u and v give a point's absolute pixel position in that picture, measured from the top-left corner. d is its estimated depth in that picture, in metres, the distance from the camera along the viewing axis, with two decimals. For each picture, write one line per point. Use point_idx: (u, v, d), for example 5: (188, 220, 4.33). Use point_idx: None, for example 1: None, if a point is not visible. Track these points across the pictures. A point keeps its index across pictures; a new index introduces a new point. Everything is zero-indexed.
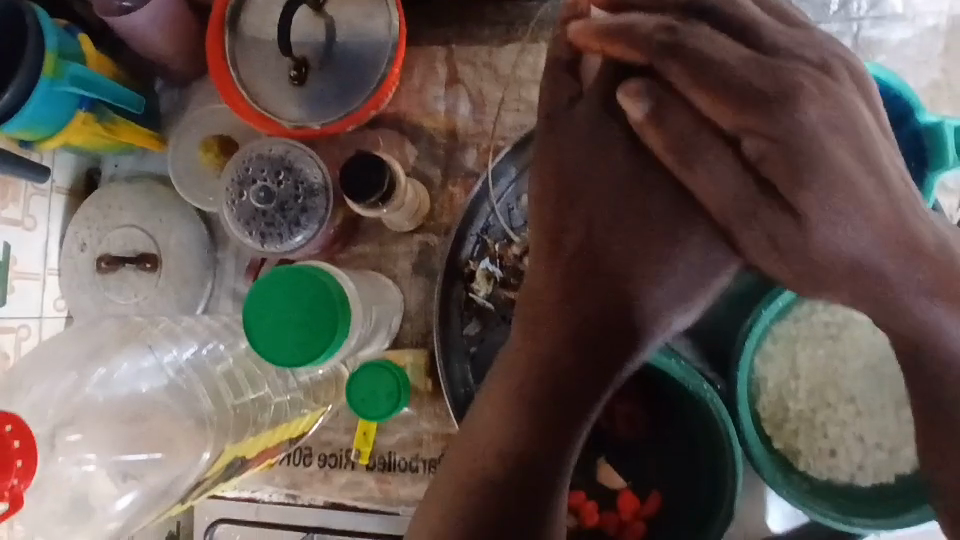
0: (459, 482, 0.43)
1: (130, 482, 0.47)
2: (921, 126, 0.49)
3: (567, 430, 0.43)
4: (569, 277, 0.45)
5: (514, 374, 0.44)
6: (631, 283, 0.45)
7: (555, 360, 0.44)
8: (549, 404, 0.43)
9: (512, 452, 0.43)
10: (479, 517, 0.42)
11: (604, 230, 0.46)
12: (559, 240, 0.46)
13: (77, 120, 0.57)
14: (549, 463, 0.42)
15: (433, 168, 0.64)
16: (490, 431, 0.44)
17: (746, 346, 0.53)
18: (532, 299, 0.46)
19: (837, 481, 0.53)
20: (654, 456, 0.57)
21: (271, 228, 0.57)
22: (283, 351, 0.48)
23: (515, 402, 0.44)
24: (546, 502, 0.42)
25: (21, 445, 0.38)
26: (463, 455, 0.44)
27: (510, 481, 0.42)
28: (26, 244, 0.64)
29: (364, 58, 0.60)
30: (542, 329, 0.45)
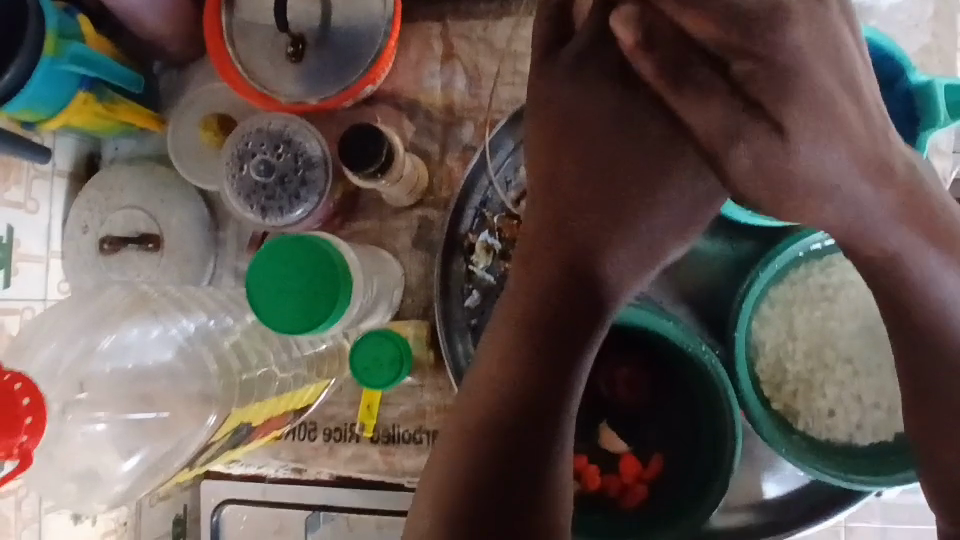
0: (461, 439, 0.42)
1: (135, 442, 0.48)
2: (913, 87, 0.49)
3: (566, 380, 0.43)
4: (561, 233, 0.46)
5: (510, 330, 0.44)
6: (618, 239, 0.46)
7: (550, 312, 0.44)
8: (551, 339, 0.44)
9: (514, 405, 0.42)
10: (486, 470, 0.41)
11: (591, 190, 0.47)
12: (546, 203, 0.47)
13: (76, 99, 0.57)
14: (552, 412, 0.42)
15: (430, 142, 0.64)
16: (493, 368, 0.44)
17: (744, 307, 0.53)
18: (523, 258, 0.47)
19: (836, 441, 0.54)
20: (655, 424, 0.59)
21: (272, 201, 0.57)
22: (285, 319, 0.49)
23: (518, 338, 0.44)
24: (552, 451, 0.41)
25: (31, 403, 0.36)
26: (462, 414, 0.44)
27: (514, 433, 0.42)
28: (29, 226, 0.62)
29: (361, 34, 0.60)
30: (536, 285, 0.45)
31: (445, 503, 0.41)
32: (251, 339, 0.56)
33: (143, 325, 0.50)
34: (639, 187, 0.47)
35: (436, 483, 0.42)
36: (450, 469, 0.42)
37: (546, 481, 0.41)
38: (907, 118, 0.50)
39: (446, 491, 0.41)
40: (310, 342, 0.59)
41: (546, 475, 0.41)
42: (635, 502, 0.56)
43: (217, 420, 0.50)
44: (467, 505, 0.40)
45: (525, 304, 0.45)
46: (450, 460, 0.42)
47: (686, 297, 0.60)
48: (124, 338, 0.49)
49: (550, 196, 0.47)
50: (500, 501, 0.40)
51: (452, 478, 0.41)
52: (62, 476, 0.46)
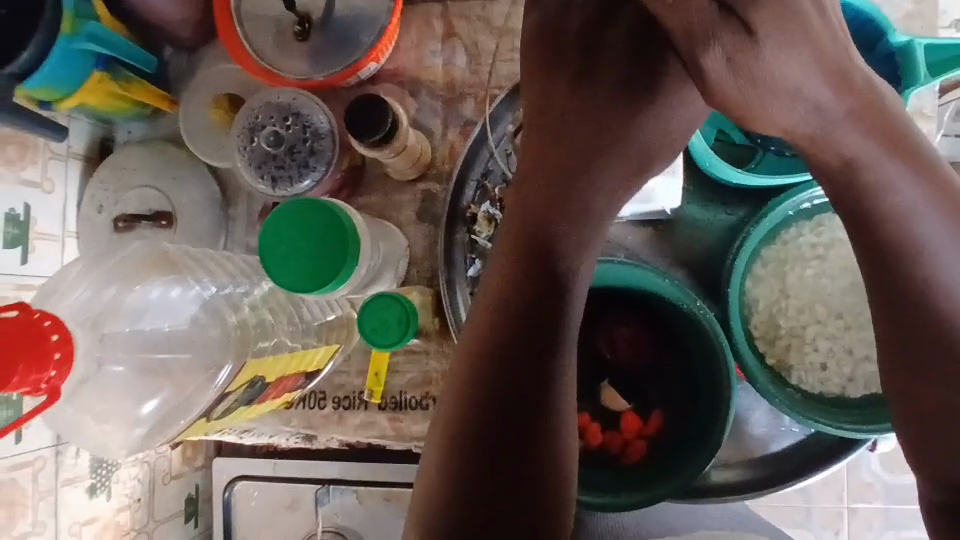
0: (462, 393, 0.43)
1: (156, 386, 0.49)
2: (893, 48, 0.52)
3: (562, 331, 0.44)
4: (550, 191, 0.47)
5: (503, 286, 0.45)
6: (606, 195, 0.48)
7: (543, 268, 0.45)
8: (540, 285, 0.45)
9: (513, 358, 0.43)
10: (491, 422, 0.42)
11: (576, 149, 0.48)
12: (535, 163, 0.49)
13: (92, 78, 0.60)
14: (550, 362, 0.43)
15: (432, 118, 0.67)
16: (489, 307, 0.45)
17: (738, 263, 0.55)
18: (513, 218, 0.48)
19: (828, 393, 0.56)
20: (654, 380, 0.62)
21: (282, 171, 0.61)
22: (295, 276, 0.51)
23: (514, 276, 0.45)
24: (553, 400, 0.43)
25: (60, 338, 0.38)
26: (460, 368, 0.44)
27: (516, 384, 0.43)
28: (45, 206, 0.64)
29: (365, 14, 0.62)
30: (527, 241, 0.46)
31: (452, 456, 0.42)
32: (271, 304, 0.58)
33: (163, 284, 0.51)
34: (625, 145, 0.48)
35: (442, 437, 0.43)
36: (454, 423, 0.43)
37: (550, 429, 0.42)
38: (891, 77, 0.53)
39: (452, 445, 0.42)
40: (318, 316, 0.62)
41: (550, 423, 0.42)
42: (635, 458, 0.58)
43: (231, 370, 0.52)
44: (474, 456, 0.42)
45: (516, 260, 0.46)
46: (453, 414, 0.43)
47: (680, 262, 0.62)
48: (145, 296, 0.50)
49: (540, 157, 0.49)
50: (506, 451, 0.42)
51: (457, 431, 0.42)
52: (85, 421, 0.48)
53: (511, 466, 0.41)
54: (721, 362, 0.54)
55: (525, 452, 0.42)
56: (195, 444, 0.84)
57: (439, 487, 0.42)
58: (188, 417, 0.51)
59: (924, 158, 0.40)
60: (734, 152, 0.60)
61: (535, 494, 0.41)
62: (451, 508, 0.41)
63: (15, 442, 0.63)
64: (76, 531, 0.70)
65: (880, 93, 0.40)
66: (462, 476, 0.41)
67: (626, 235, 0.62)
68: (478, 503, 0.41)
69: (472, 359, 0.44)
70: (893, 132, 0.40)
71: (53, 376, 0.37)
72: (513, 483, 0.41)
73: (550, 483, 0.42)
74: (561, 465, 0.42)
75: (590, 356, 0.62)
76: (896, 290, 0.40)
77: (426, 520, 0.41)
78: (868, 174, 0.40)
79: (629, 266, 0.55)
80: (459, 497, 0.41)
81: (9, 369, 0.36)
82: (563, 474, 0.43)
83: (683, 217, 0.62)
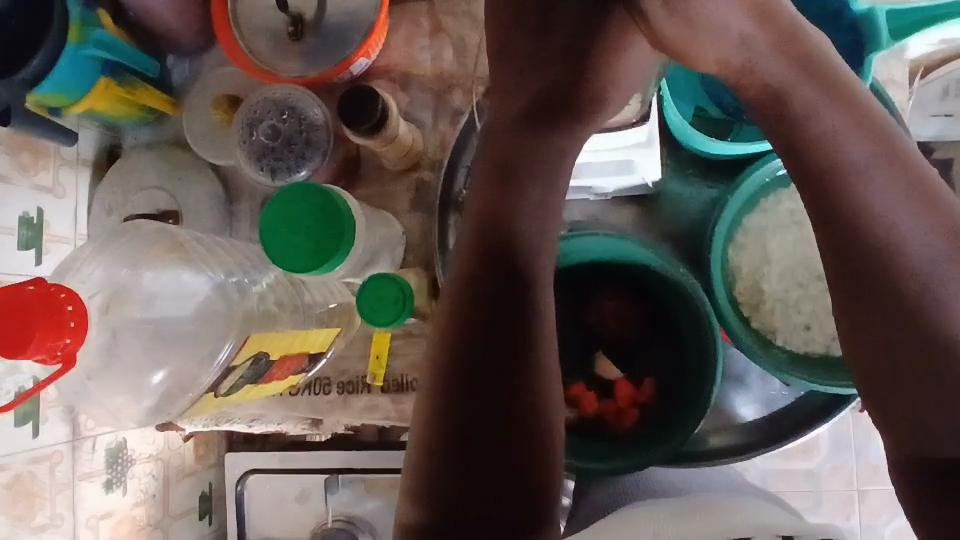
0: (444, 375, 0.44)
1: (160, 359, 0.53)
2: (856, 16, 0.54)
3: (538, 304, 0.46)
4: (511, 172, 0.48)
5: (472, 267, 0.46)
6: (566, 168, 0.49)
7: (512, 246, 0.46)
8: (508, 256, 0.46)
9: (491, 336, 0.45)
10: (476, 401, 0.43)
11: (532, 122, 0.47)
12: (495, 141, 0.49)
13: (100, 83, 0.63)
14: (529, 337, 0.45)
15: (423, 111, 0.69)
16: (462, 279, 0.46)
17: (718, 231, 0.58)
18: (479, 201, 0.48)
19: (814, 352, 0.58)
20: (645, 348, 0.65)
21: (280, 162, 0.65)
22: (293, 255, 0.54)
23: (482, 249, 0.46)
24: (535, 372, 0.45)
25: (75, 310, 0.42)
26: (440, 352, 0.45)
27: (497, 361, 0.44)
28: (57, 210, 0.67)
29: (355, 14, 0.65)
30: (492, 222, 0.47)
31: (439, 437, 0.43)
32: (277, 293, 0.61)
33: (171, 269, 0.54)
34: (581, 116, 0.47)
35: (427, 420, 0.44)
36: (439, 405, 0.44)
37: (535, 401, 0.44)
38: (853, 46, 0.55)
39: (439, 428, 0.43)
40: (321, 301, 0.64)
41: (535, 395, 0.44)
42: (629, 425, 0.60)
43: (232, 346, 0.54)
44: (462, 434, 0.43)
45: (483, 241, 0.47)
46: (437, 397, 0.44)
47: (667, 236, 0.64)
48: (156, 281, 0.53)
49: (497, 135, 0.49)
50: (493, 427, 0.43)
51: (442, 413, 0.43)
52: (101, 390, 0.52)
53: (499, 440, 0.43)
54: (708, 330, 0.56)
55: (511, 425, 0.43)
56: (207, 443, 0.85)
57: (429, 468, 0.42)
58: (189, 394, 0.54)
59: (844, 98, 0.41)
60: (713, 128, 0.63)
61: (524, 465, 0.43)
62: (443, 489, 0.42)
63: (32, 437, 0.62)
64: (94, 524, 0.69)
65: (818, 48, 0.43)
66: (452, 455, 0.42)
67: (613, 213, 0.64)
68: (470, 480, 0.42)
69: (450, 342, 0.45)
70: (828, 80, 0.41)
71: (68, 343, 0.42)
72: (501, 457, 0.42)
73: (539, 453, 0.43)
74: (547, 434, 0.44)
75: (581, 328, 0.65)
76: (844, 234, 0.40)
77: (418, 503, 0.42)
78: (810, 116, 0.41)
79: (610, 238, 0.58)
80: (450, 476, 0.42)
81: (27, 335, 0.40)
82: (551, 442, 0.44)
83: (667, 193, 0.64)
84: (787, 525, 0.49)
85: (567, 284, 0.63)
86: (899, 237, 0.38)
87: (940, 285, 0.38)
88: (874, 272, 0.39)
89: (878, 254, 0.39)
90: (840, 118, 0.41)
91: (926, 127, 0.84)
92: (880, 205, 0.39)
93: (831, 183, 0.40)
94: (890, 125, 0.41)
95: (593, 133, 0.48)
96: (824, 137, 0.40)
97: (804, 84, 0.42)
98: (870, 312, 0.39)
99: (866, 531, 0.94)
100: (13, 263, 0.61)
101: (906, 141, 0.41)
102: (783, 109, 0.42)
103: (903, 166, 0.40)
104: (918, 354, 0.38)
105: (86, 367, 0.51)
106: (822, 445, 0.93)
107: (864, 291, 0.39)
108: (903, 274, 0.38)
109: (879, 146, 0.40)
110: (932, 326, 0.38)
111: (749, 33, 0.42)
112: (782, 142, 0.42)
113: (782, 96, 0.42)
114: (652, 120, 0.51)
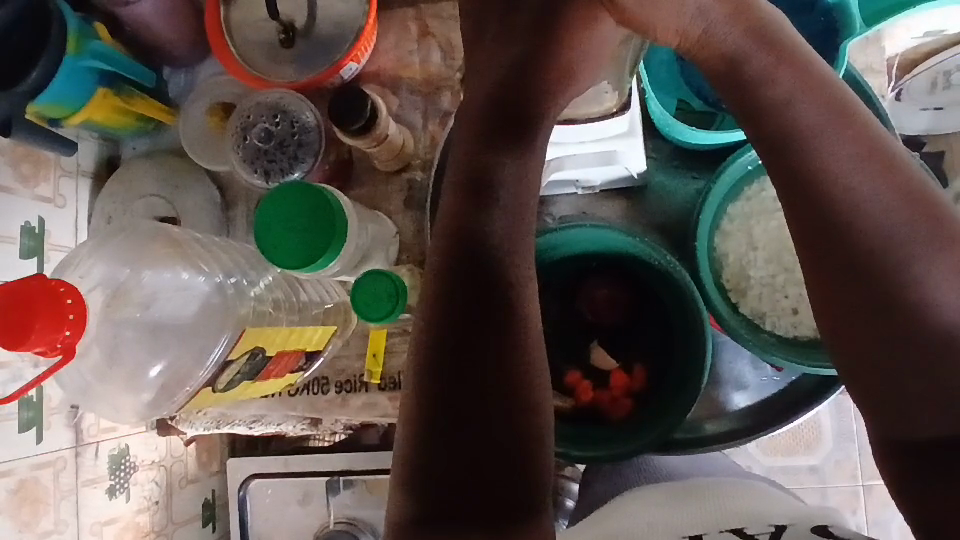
0: (427, 365, 0.45)
1: (158, 354, 0.54)
2: (831, 5, 0.57)
3: (518, 289, 0.46)
4: (482, 157, 0.48)
5: (448, 252, 0.46)
6: (539, 150, 0.49)
7: (488, 231, 0.46)
8: (483, 246, 0.46)
9: (473, 322, 0.45)
10: (461, 388, 0.44)
11: (501, 107, 0.48)
12: (465, 125, 0.49)
13: (99, 94, 0.65)
14: (511, 322, 0.45)
15: (414, 113, 0.70)
16: (438, 271, 0.46)
17: (703, 221, 0.59)
18: (451, 185, 0.48)
19: (803, 336, 0.59)
20: (637, 337, 0.65)
21: (273, 164, 0.67)
22: (287, 254, 0.55)
23: (456, 240, 0.46)
24: (519, 356, 0.45)
25: (74, 301, 0.45)
26: (420, 342, 0.45)
27: (479, 349, 0.44)
28: (58, 219, 0.68)
29: (346, 21, 0.67)
30: (467, 205, 0.47)
31: (426, 427, 0.44)
32: (275, 292, 0.62)
33: (172, 270, 0.56)
34: (547, 105, 0.48)
35: (412, 411, 0.44)
36: (424, 394, 0.44)
37: (520, 387, 0.44)
38: (828, 32, 0.58)
39: (425, 417, 0.44)
40: (318, 299, 0.65)
41: (519, 379, 0.45)
42: (622, 414, 0.61)
43: (227, 340, 0.55)
44: (448, 424, 0.43)
45: (459, 227, 0.47)
46: (421, 386, 0.44)
47: (654, 226, 0.66)
48: (156, 280, 0.54)
49: (467, 117, 0.49)
50: (478, 415, 0.43)
51: (427, 402, 0.44)
52: (103, 380, 0.54)
53: (486, 427, 0.43)
54: (697, 315, 0.56)
55: (498, 413, 0.44)
56: (209, 450, 0.85)
57: (414, 459, 0.43)
58: (187, 387, 0.56)
59: (799, 63, 0.42)
60: (693, 119, 0.64)
61: (510, 451, 0.43)
62: (432, 478, 0.43)
63: (36, 442, 0.62)
64: (97, 531, 0.69)
65: (775, 22, 0.43)
66: (439, 446, 0.43)
67: (601, 206, 0.66)
68: (457, 468, 0.43)
69: (430, 330, 0.45)
70: (787, 54, 0.42)
71: (68, 336, 0.45)
72: (487, 445, 0.43)
73: (527, 440, 0.44)
74: (535, 420, 0.45)
75: (574, 319, 0.66)
76: (813, 209, 0.40)
77: (405, 495, 0.43)
78: (771, 91, 0.42)
79: (598, 228, 0.58)
80: (437, 465, 0.43)
81: (28, 327, 0.43)
82: (538, 427, 0.45)
83: (653, 185, 0.65)
84: (782, 514, 0.48)
85: (556, 275, 0.65)
86: (859, 200, 0.39)
87: (901, 248, 0.39)
88: (838, 236, 0.40)
89: (839, 217, 0.39)
90: (795, 83, 0.41)
91: (915, 120, 0.81)
92: (839, 167, 0.40)
93: (789, 148, 0.41)
94: (845, 90, 0.42)
95: (556, 118, 0.49)
96: (780, 101, 0.42)
97: (760, 49, 0.42)
98: (838, 283, 0.40)
99: (874, 525, 0.93)
100: (15, 272, 0.61)
101: (865, 108, 0.42)
102: (739, 74, 0.43)
103: (858, 130, 0.40)
104: (885, 325, 0.39)
105: (89, 365, 0.53)
106: (826, 440, 0.93)
107: (831, 259, 0.40)
108: (866, 236, 0.39)
109: (837, 117, 0.41)
110: (895, 291, 0.39)
111: (708, 5, 0.43)
112: (748, 120, 0.43)
113: (739, 67, 0.43)
114: (633, 109, 0.52)
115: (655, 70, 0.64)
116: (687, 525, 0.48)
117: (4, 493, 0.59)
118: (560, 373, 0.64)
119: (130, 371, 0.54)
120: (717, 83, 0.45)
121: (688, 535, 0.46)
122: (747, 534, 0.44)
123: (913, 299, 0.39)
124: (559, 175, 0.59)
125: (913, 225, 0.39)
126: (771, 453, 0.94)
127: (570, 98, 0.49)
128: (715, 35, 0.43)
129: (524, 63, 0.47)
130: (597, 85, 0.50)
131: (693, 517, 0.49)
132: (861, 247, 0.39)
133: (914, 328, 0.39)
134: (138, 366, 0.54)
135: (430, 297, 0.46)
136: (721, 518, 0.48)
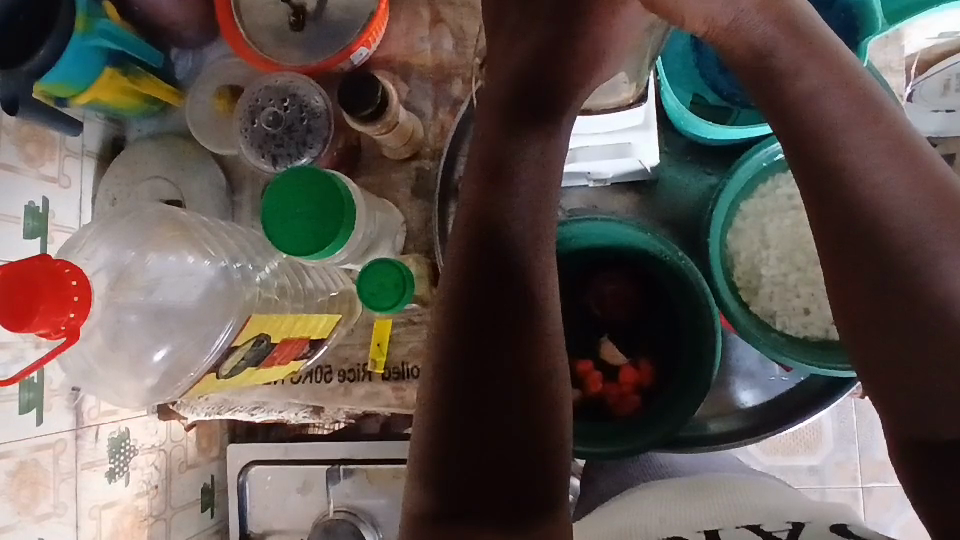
0: (444, 357, 0.44)
1: (162, 339, 0.54)
2: (851, 2, 0.56)
3: (537, 279, 0.46)
4: (503, 144, 0.47)
5: (467, 240, 0.46)
6: (561, 138, 0.48)
7: (507, 221, 0.46)
8: (501, 237, 0.46)
9: (491, 313, 0.44)
10: (478, 381, 0.43)
11: (522, 95, 0.47)
12: (484, 112, 0.48)
13: (105, 74, 0.63)
14: (530, 314, 0.45)
15: (423, 100, 0.69)
16: (457, 260, 0.46)
17: (717, 216, 0.58)
18: (470, 173, 0.48)
19: (813, 336, 0.58)
20: (645, 332, 0.65)
21: (281, 149, 0.66)
22: (289, 238, 0.54)
23: (475, 229, 0.46)
24: (537, 349, 0.44)
25: (77, 284, 0.45)
26: (439, 331, 0.45)
27: (498, 340, 0.44)
28: (62, 200, 0.67)
29: (357, 5, 0.66)
30: (486, 196, 0.46)
31: (443, 419, 0.43)
32: (280, 279, 0.61)
33: (178, 254, 0.55)
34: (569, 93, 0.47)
35: (428, 404, 0.44)
36: (442, 384, 0.44)
37: (538, 380, 0.44)
38: (849, 30, 0.57)
39: (441, 410, 0.43)
40: (322, 287, 0.65)
41: (536, 371, 0.44)
42: (629, 410, 0.61)
43: (233, 326, 0.54)
44: (466, 415, 0.43)
45: (479, 215, 0.46)
46: (437, 379, 0.44)
47: (665, 222, 0.65)
48: (160, 265, 0.54)
49: (486, 104, 0.48)
50: (495, 408, 0.43)
51: (444, 393, 0.43)
52: (105, 364, 0.53)
53: (502, 421, 0.43)
54: (707, 312, 0.56)
55: (517, 404, 0.43)
56: (209, 435, 0.84)
57: (430, 450, 0.43)
58: (190, 373, 0.55)
59: (826, 56, 0.41)
60: (709, 112, 0.63)
61: (528, 443, 0.43)
62: (448, 470, 0.42)
63: (36, 425, 0.62)
64: (96, 515, 0.69)
65: (804, 13, 0.42)
66: (457, 442, 0.42)
67: (612, 201, 0.65)
68: (474, 462, 0.42)
69: (448, 322, 0.45)
70: (816, 46, 0.41)
71: (72, 318, 0.45)
72: (504, 437, 0.43)
73: (544, 433, 0.43)
74: (554, 412, 0.44)
75: (582, 315, 0.66)
76: (841, 209, 0.39)
77: (421, 485, 0.42)
78: (800, 84, 0.41)
79: (611, 221, 0.58)
80: (455, 457, 0.42)
81: (31, 309, 0.43)
82: (556, 419, 0.44)
83: (664, 180, 0.65)
84: (802, 510, 0.47)
85: (566, 267, 0.64)
86: (888, 198, 0.39)
87: (929, 246, 0.38)
88: (865, 236, 0.39)
89: (865, 215, 0.39)
90: (824, 75, 0.41)
91: (925, 120, 0.81)
92: (869, 163, 0.39)
93: (816, 144, 0.40)
94: (873, 84, 0.41)
95: (578, 108, 0.48)
96: (807, 95, 0.41)
97: (788, 41, 0.41)
98: (863, 283, 0.39)
99: (874, 527, 0.93)
100: (16, 251, 0.61)
101: (892, 103, 0.41)
102: (766, 66, 0.42)
103: (888, 126, 0.40)
104: (909, 327, 0.38)
105: (92, 349, 0.53)
106: (827, 439, 0.93)
107: (857, 259, 0.39)
108: (895, 236, 0.38)
109: (868, 116, 0.40)
110: (922, 290, 0.38)
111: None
112: (777, 114, 0.42)
113: (767, 59, 0.42)
114: (650, 100, 0.51)
115: (670, 61, 0.63)
116: (703, 521, 0.47)
117: (4, 474, 0.59)
118: (570, 363, 0.64)
119: (131, 355, 0.53)
120: (745, 73, 0.43)
121: (703, 530, 0.45)
122: (765, 530, 0.44)
123: (939, 298, 0.38)
124: (571, 167, 0.58)
125: (947, 224, 0.38)
126: (771, 452, 0.93)
127: (592, 87, 0.47)
128: (743, 23, 0.42)
129: (547, 54, 0.46)
130: (614, 76, 0.48)
131: (709, 513, 0.48)
132: (887, 246, 0.39)
133: (939, 330, 0.38)
134: (142, 350, 0.54)
135: (449, 287, 0.46)
136: (739, 515, 0.47)
